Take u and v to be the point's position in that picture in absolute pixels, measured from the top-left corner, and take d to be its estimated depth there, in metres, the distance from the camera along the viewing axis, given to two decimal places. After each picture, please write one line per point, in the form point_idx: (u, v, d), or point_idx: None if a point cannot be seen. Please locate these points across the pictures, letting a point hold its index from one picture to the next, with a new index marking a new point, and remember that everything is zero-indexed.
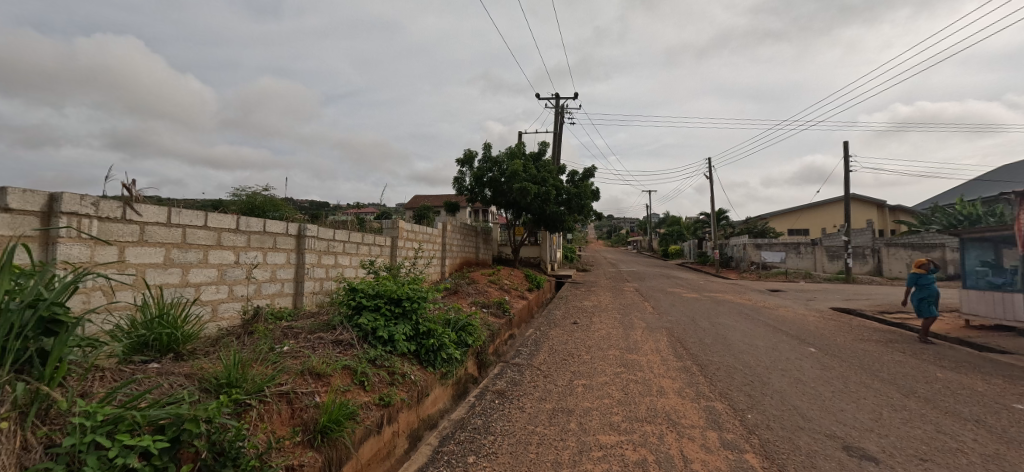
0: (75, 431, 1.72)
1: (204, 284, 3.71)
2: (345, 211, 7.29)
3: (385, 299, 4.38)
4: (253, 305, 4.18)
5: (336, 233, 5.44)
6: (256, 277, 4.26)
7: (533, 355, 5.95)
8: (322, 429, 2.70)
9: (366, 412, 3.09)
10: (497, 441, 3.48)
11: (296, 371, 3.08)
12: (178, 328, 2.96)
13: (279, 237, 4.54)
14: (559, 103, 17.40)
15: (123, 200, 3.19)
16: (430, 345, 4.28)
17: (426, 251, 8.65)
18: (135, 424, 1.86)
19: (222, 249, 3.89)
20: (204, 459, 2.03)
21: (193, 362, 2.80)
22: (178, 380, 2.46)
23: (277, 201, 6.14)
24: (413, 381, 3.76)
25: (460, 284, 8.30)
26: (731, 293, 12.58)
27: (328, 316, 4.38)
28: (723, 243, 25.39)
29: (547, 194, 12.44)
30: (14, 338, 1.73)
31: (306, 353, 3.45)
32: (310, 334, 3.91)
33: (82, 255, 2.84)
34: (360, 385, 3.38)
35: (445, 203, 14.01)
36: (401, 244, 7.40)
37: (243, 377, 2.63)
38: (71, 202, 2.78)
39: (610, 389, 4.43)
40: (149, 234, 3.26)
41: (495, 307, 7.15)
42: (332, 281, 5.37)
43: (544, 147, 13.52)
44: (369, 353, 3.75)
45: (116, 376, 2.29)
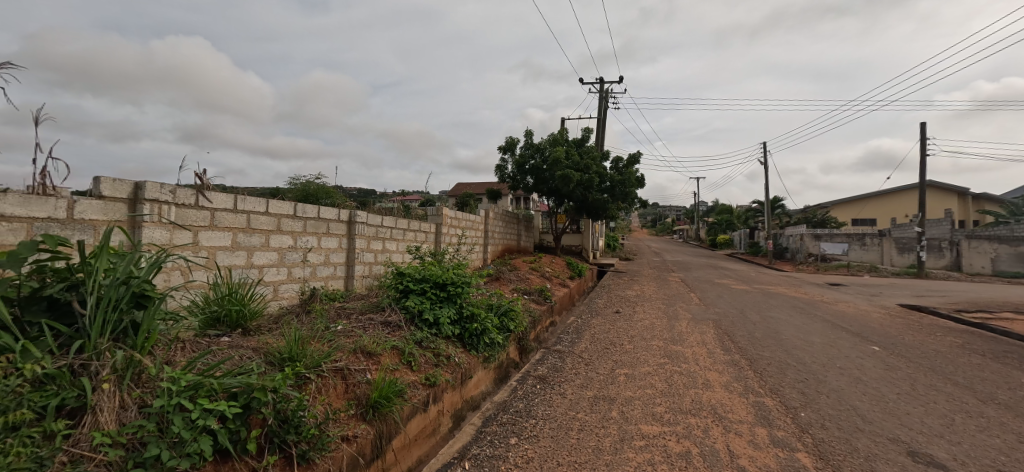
0: (163, 393, 1.92)
1: (266, 266, 3.98)
2: (392, 198, 7.54)
3: (430, 283, 4.53)
4: (310, 286, 4.45)
5: (384, 219, 5.65)
6: (311, 261, 4.51)
7: (575, 343, 5.98)
8: (374, 404, 2.86)
9: (413, 391, 3.25)
10: (539, 424, 3.55)
11: (350, 349, 3.27)
12: (245, 305, 3.21)
13: (332, 222, 4.77)
14: (604, 87, 17.01)
15: (196, 188, 3.45)
16: (474, 329, 4.40)
17: (469, 238, 8.81)
18: (212, 390, 2.06)
19: (282, 234, 4.14)
20: (271, 425, 2.22)
21: (258, 337, 3.04)
22: (247, 353, 2.68)
23: (329, 188, 6.43)
24: (457, 363, 3.89)
25: (502, 270, 8.40)
26: (785, 285, 12.00)
27: (377, 299, 4.59)
28: (777, 233, 24.16)
29: (590, 182, 12.28)
30: (111, 311, 1.95)
31: (358, 332, 3.65)
32: (361, 314, 4.12)
33: (162, 238, 3.12)
34: (407, 364, 3.53)
35: (488, 190, 14.15)
36: (446, 231, 7.58)
37: (303, 352, 2.82)
38: (153, 189, 3.05)
39: (653, 380, 4.39)
40: (218, 219, 3.54)
41: (537, 294, 7.21)
42: (380, 265, 5.61)
43: (588, 133, 13.31)
44: (416, 335, 3.91)
45: (194, 347, 2.53)
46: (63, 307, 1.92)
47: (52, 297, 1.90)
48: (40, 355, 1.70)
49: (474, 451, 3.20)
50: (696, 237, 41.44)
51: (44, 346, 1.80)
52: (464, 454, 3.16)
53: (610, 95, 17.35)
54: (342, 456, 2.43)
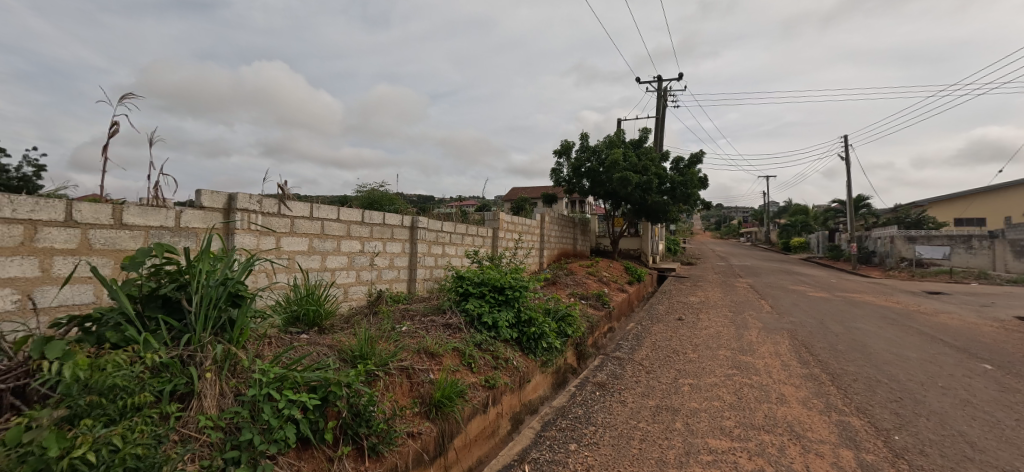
0: (255, 383, 2.12)
1: (337, 269, 4.26)
2: (449, 203, 7.76)
3: (489, 287, 4.62)
4: (376, 288, 4.70)
5: (443, 225, 5.85)
6: (377, 264, 4.76)
7: (635, 350, 5.84)
8: (437, 403, 2.97)
9: (473, 392, 3.33)
10: (599, 432, 3.51)
11: (414, 349, 3.41)
12: (321, 305, 3.46)
13: (396, 228, 5.01)
14: (662, 85, 16.48)
15: (279, 198, 3.76)
16: (532, 333, 4.43)
17: (525, 242, 8.88)
18: (296, 382, 2.24)
19: (351, 239, 4.41)
20: (345, 418, 2.38)
21: (332, 335, 3.26)
22: (323, 350, 2.89)
23: (392, 195, 6.75)
24: (516, 366, 3.94)
25: (558, 275, 8.38)
26: (871, 293, 10.98)
27: (439, 301, 4.75)
28: (860, 235, 22.16)
29: (649, 184, 11.95)
30: (212, 308, 2.18)
31: (421, 333, 3.80)
32: (424, 316, 4.29)
33: (251, 244, 3.43)
34: (468, 366, 3.63)
35: (543, 194, 14.16)
36: (502, 235, 7.69)
37: (373, 351, 3.00)
38: (244, 200, 3.37)
39: (720, 392, 4.20)
40: (297, 226, 3.84)
41: (594, 299, 7.12)
42: (440, 269, 5.79)
43: (646, 134, 12.96)
44: (475, 337, 4.01)
45: (279, 343, 2.76)
46: (175, 305, 2.19)
47: (167, 296, 2.16)
48: (158, 346, 1.94)
49: (534, 454, 3.23)
50: (766, 241, 38.97)
51: (161, 338, 2.05)
52: (524, 457, 3.20)
53: (669, 93, 16.78)
54: (408, 451, 2.55)
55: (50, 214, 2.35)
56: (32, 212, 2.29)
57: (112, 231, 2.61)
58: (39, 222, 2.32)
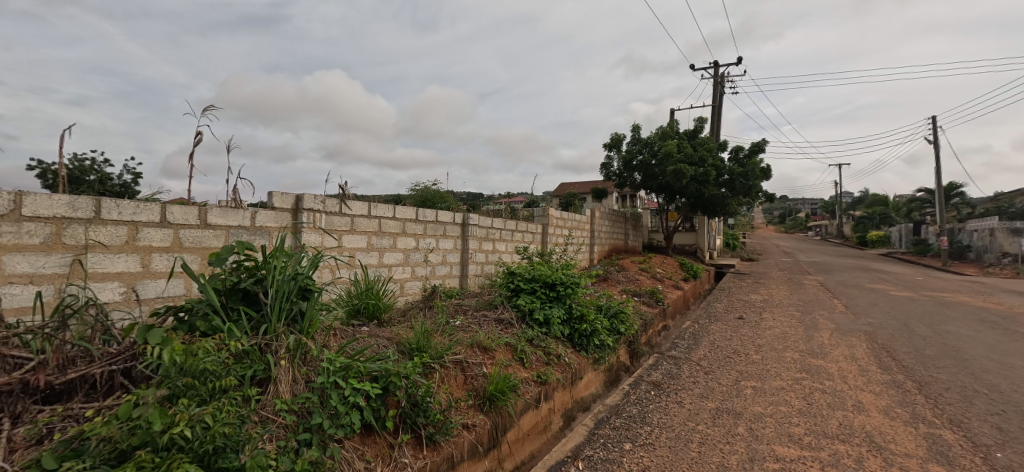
0: (323, 372, 2.26)
1: (394, 265, 4.44)
2: (499, 200, 7.85)
3: (540, 283, 4.63)
4: (430, 284, 4.85)
5: (493, 221, 5.92)
6: (431, 260, 4.91)
7: (691, 349, 5.65)
8: (490, 396, 3.04)
9: (526, 387, 3.37)
10: (655, 432, 3.44)
11: (468, 344, 3.50)
12: (380, 299, 3.63)
13: (448, 225, 5.14)
14: (719, 71, 15.68)
15: (340, 197, 3.97)
16: (584, 330, 4.40)
17: (575, 238, 8.82)
18: (359, 372, 2.38)
19: (406, 236, 4.58)
20: (404, 407, 2.49)
21: (391, 328, 3.41)
22: (383, 342, 3.04)
23: (443, 193, 6.92)
24: (568, 363, 3.94)
25: (610, 271, 8.25)
26: (965, 293, 9.93)
27: (491, 296, 4.83)
28: (950, 227, 20.06)
29: (706, 176, 11.46)
30: (284, 301, 2.36)
31: (474, 328, 3.89)
32: (476, 311, 4.39)
33: (316, 241, 3.65)
34: (520, 361, 3.68)
35: (592, 189, 13.98)
36: (552, 231, 7.67)
37: (429, 344, 3.10)
38: (310, 200, 3.59)
39: (787, 396, 3.98)
40: (357, 224, 4.04)
41: (648, 296, 6.95)
42: (491, 265, 5.88)
43: (702, 123, 12.41)
44: (527, 333, 4.05)
45: (344, 334, 2.93)
46: (253, 297, 2.38)
47: (246, 290, 2.36)
48: (240, 334, 2.12)
49: (587, 452, 3.21)
50: (837, 235, 36.20)
51: (242, 328, 2.24)
52: (578, 453, 3.19)
53: (727, 80, 15.94)
54: (463, 442, 2.63)
55: (148, 216, 2.62)
56: (133, 215, 2.56)
57: (198, 231, 2.87)
58: (140, 223, 2.60)
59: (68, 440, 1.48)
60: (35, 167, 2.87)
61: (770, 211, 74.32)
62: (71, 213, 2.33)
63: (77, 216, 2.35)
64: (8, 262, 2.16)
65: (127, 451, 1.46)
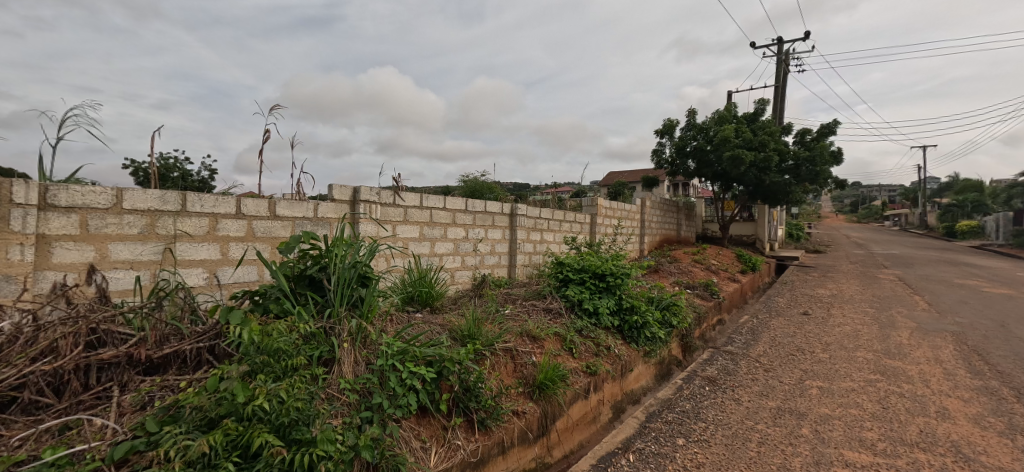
0: (381, 355, 2.39)
1: (445, 255, 4.57)
2: (546, 190, 7.83)
3: (590, 273, 4.57)
4: (480, 273, 4.94)
5: (542, 211, 5.92)
6: (480, 250, 5.01)
7: (750, 345, 5.41)
8: (540, 385, 3.07)
9: (575, 377, 3.38)
10: (710, 429, 3.35)
11: (518, 332, 3.55)
12: (433, 287, 3.75)
13: (496, 215, 5.20)
14: (784, 48, 14.64)
15: (394, 189, 4.12)
16: (634, 322, 4.32)
17: (625, 228, 8.64)
18: (415, 357, 2.48)
19: (456, 227, 4.69)
20: (456, 392, 2.57)
21: (444, 315, 3.53)
22: (436, 328, 3.15)
23: (492, 184, 7.00)
24: (617, 354, 3.90)
25: (662, 263, 8.03)
26: None
27: (539, 286, 4.86)
28: None
29: (767, 162, 10.83)
30: (346, 287, 2.50)
31: (524, 317, 3.94)
32: (525, 301, 4.44)
33: (372, 232, 3.81)
34: (569, 351, 3.69)
35: (643, 177, 13.62)
36: (601, 221, 7.56)
37: (480, 331, 3.18)
38: (366, 192, 3.75)
39: (859, 399, 3.73)
40: (410, 215, 4.19)
41: (702, 288, 6.70)
42: (539, 255, 5.90)
43: (763, 105, 11.70)
44: (576, 323, 4.05)
45: (400, 320, 3.07)
46: (318, 284, 2.55)
47: (312, 276, 2.53)
48: (308, 317, 2.28)
49: (639, 445, 3.19)
50: (918, 225, 33.10)
51: (309, 311, 2.40)
52: (629, 446, 3.17)
53: (792, 57, 14.85)
54: (513, 428, 2.69)
55: (225, 209, 2.85)
56: (213, 207, 2.79)
57: (268, 221, 3.09)
58: (219, 215, 2.83)
59: (166, 407, 1.66)
60: (128, 165, 3.21)
61: (840, 199, 69.11)
62: (162, 206, 2.58)
63: (167, 208, 2.60)
64: (112, 250, 2.41)
65: (215, 419, 1.62)
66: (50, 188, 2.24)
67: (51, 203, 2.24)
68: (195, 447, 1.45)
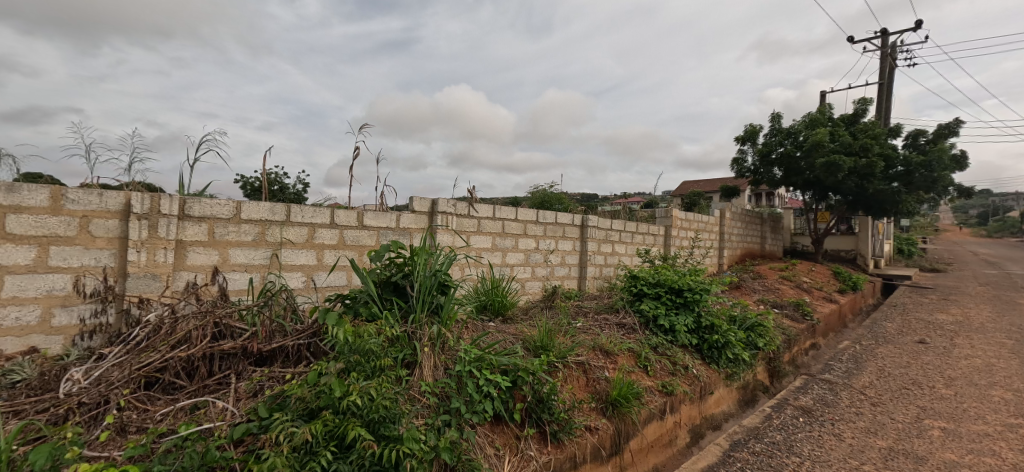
0: (458, 361, 2.47)
1: (516, 265, 4.64)
2: (615, 200, 7.67)
3: (665, 288, 4.36)
4: (550, 284, 4.95)
5: (613, 223, 5.79)
6: (551, 261, 5.02)
7: (852, 375, 4.86)
8: (613, 401, 2.99)
9: (650, 396, 3.25)
10: (806, 465, 3.05)
11: (590, 346, 3.49)
12: (505, 297, 3.81)
13: (567, 227, 5.19)
14: (889, 41, 13.20)
15: (469, 201, 4.26)
16: (714, 341, 4.06)
17: (702, 241, 8.20)
18: (491, 364, 2.55)
19: (528, 237, 4.74)
20: (530, 402, 2.58)
21: (516, 325, 3.57)
22: (510, 338, 3.19)
23: (561, 195, 6.99)
24: (696, 375, 3.70)
25: (744, 279, 7.51)
26: None
27: (611, 300, 4.75)
28: None
29: (870, 168, 9.75)
30: (426, 294, 2.62)
31: (596, 331, 3.87)
32: (597, 314, 4.35)
33: (448, 241, 3.97)
34: (643, 369, 3.56)
35: (722, 187, 12.88)
36: (676, 233, 7.24)
37: (553, 343, 3.16)
38: (444, 204, 3.92)
39: (995, 446, 3.20)
40: (484, 226, 4.31)
41: (792, 308, 6.14)
42: (610, 268, 5.77)
43: (864, 106, 10.60)
44: (651, 340, 3.90)
45: (476, 328, 3.15)
46: (402, 290, 2.71)
47: (396, 283, 2.69)
48: (393, 321, 2.42)
49: None
50: None
51: (394, 316, 2.55)
52: None
53: (899, 50, 13.33)
54: (586, 444, 2.64)
55: (322, 219, 3.13)
56: (312, 217, 3.08)
57: (358, 231, 3.34)
58: (317, 224, 3.11)
59: (274, 396, 1.84)
60: (239, 180, 3.63)
61: (962, 211, 60.38)
62: (271, 217, 2.89)
63: (275, 218, 2.91)
64: (232, 254, 2.74)
65: (315, 410, 1.77)
66: (187, 201, 2.59)
67: (187, 214, 2.59)
68: (299, 434, 1.59)
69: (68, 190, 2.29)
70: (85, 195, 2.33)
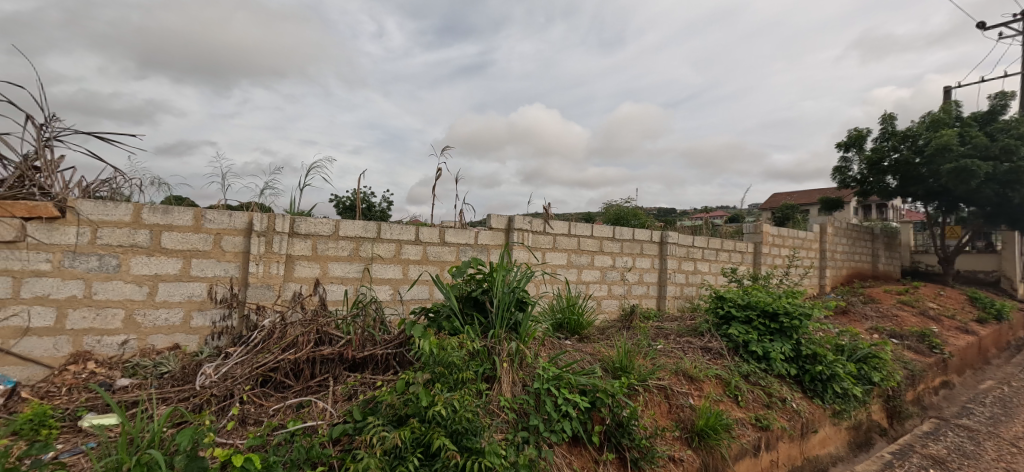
0: (537, 378, 2.47)
1: (592, 283, 4.57)
2: (696, 215, 7.29)
3: (757, 311, 3.99)
4: (628, 303, 4.80)
5: (695, 239, 5.49)
6: (628, 279, 4.88)
7: (1001, 423, 4.10)
8: (699, 432, 2.80)
9: (741, 429, 3.00)
10: None
11: (673, 370, 3.31)
12: (581, 316, 3.76)
13: (645, 244, 5.02)
14: None
15: (544, 217, 4.29)
16: (817, 373, 3.66)
17: (799, 260, 7.48)
18: (570, 384, 2.52)
19: (603, 255, 4.66)
20: (609, 425, 2.50)
21: (593, 345, 3.49)
22: (588, 358, 3.13)
23: (637, 210, 6.79)
24: (796, 410, 3.36)
25: (851, 303, 6.70)
26: None
27: (695, 322, 4.48)
28: None
29: (1015, 174, 8.37)
30: (504, 310, 2.68)
31: (678, 355, 3.66)
32: (680, 337, 4.13)
33: (524, 258, 4.02)
34: (733, 399, 3.30)
35: (821, 200, 11.71)
36: (767, 251, 6.67)
37: (632, 365, 3.05)
38: (520, 221, 3.98)
39: None
40: (559, 242, 4.31)
41: (915, 339, 5.34)
42: (692, 287, 5.47)
43: (1004, 101, 9.13)
44: (741, 367, 3.62)
45: (554, 347, 3.13)
46: (481, 305, 2.80)
47: (476, 298, 2.78)
48: (474, 336, 2.49)
49: None
50: None
51: (474, 331, 2.63)
52: None
53: None
54: None
55: (407, 236, 3.33)
56: (399, 234, 3.29)
57: (439, 247, 3.50)
58: (403, 241, 3.31)
59: (367, 401, 1.98)
60: (334, 200, 3.99)
61: None
62: (364, 234, 3.13)
63: (367, 235, 3.15)
64: (331, 268, 3.02)
65: (403, 417, 1.87)
66: (296, 220, 2.90)
67: (296, 231, 2.89)
68: (390, 439, 1.69)
69: (207, 212, 2.68)
70: (219, 216, 2.71)
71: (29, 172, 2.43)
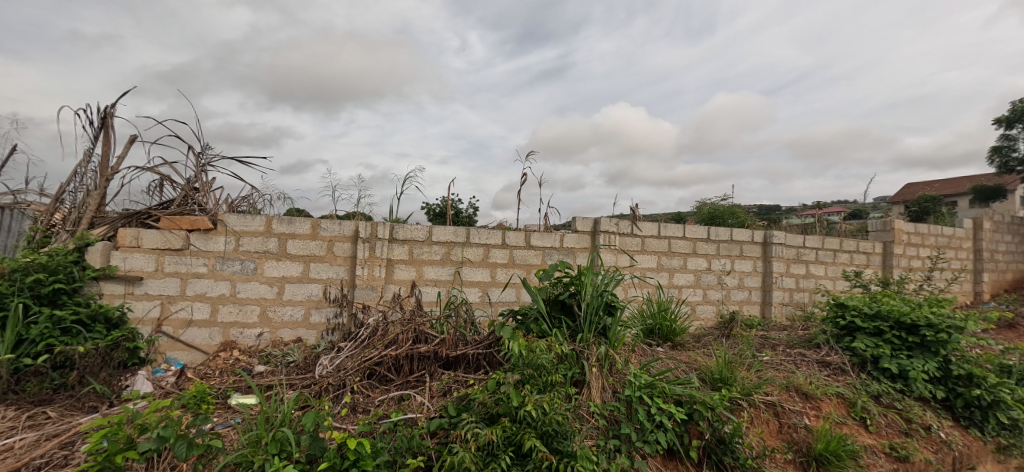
0: (628, 385, 2.41)
1: (685, 288, 4.34)
2: (807, 212, 6.56)
3: (890, 322, 3.46)
4: (726, 309, 4.48)
5: (806, 239, 4.95)
6: (726, 284, 4.55)
7: None
8: (818, 457, 2.52)
9: (871, 458, 2.64)
10: None
11: (782, 385, 3.02)
12: (675, 322, 3.59)
13: (746, 245, 4.64)
14: None
15: (632, 219, 4.18)
16: (972, 398, 3.09)
17: (943, 262, 6.39)
18: (664, 393, 2.42)
19: (697, 257, 4.40)
20: (708, 440, 2.35)
21: (689, 353, 3.30)
22: (684, 368, 2.97)
23: (736, 209, 6.30)
24: (944, 441, 2.88)
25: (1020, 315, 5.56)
26: None
27: (808, 332, 4.04)
28: None
29: None
30: (591, 314, 2.65)
31: (789, 368, 3.33)
32: (790, 348, 3.75)
33: (612, 261, 3.94)
34: (860, 422, 2.92)
35: (974, 190, 9.89)
36: (899, 251, 5.79)
37: (734, 377, 2.82)
38: (606, 223, 3.92)
39: None
40: (648, 245, 4.17)
41: None
42: (804, 292, 4.93)
43: None
44: (869, 386, 3.18)
45: (646, 354, 3.02)
46: (569, 309, 2.79)
47: (563, 302, 2.79)
48: (562, 340, 2.49)
49: None
50: None
51: (563, 335, 2.63)
52: None
53: None
54: None
55: (494, 240, 3.44)
56: (487, 239, 3.42)
57: (526, 251, 3.57)
58: (490, 245, 3.44)
59: (461, 398, 2.09)
60: (427, 207, 4.26)
61: None
62: (454, 238, 3.31)
63: (457, 239, 3.32)
64: (426, 271, 3.24)
65: (495, 416, 1.94)
66: (395, 227, 3.14)
67: (394, 237, 3.15)
68: (483, 436, 1.77)
69: (322, 221, 3.02)
70: (332, 224, 3.03)
71: (191, 192, 2.96)
